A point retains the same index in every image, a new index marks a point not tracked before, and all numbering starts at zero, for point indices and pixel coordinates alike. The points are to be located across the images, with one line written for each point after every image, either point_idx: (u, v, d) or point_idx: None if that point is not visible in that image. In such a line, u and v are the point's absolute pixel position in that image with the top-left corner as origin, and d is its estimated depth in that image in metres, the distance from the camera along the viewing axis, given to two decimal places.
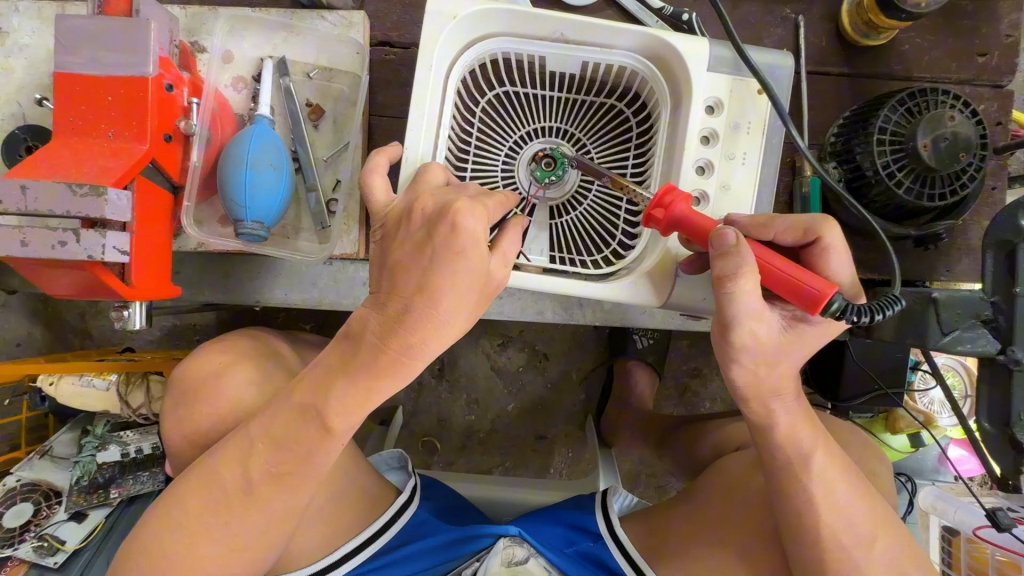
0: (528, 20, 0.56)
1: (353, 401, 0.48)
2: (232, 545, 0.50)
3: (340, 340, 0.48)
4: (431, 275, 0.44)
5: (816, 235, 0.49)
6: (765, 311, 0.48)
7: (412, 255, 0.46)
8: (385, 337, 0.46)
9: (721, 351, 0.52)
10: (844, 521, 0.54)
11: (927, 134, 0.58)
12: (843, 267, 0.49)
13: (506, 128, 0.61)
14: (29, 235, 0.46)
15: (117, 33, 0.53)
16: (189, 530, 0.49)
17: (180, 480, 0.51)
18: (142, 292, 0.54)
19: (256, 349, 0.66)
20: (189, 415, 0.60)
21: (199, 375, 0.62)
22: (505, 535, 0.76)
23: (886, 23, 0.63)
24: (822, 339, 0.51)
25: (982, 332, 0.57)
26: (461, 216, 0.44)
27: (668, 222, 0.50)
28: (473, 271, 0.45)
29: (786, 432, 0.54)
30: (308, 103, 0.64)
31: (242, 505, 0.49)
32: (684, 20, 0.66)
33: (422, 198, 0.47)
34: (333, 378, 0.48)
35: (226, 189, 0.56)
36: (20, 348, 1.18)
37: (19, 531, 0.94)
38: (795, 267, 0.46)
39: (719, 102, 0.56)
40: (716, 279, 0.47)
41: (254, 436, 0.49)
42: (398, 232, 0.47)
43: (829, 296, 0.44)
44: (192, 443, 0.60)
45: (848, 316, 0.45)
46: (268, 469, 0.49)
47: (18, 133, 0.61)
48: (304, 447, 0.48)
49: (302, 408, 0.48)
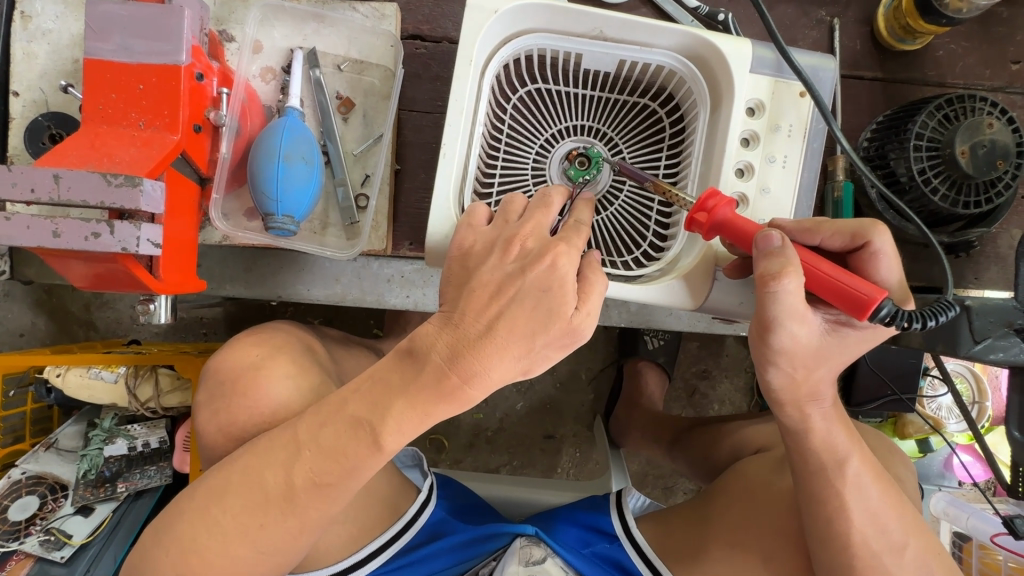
0: (567, 15, 0.55)
1: (409, 420, 0.46)
2: (265, 546, 0.48)
3: (401, 360, 0.47)
4: (522, 313, 0.44)
5: (864, 240, 0.49)
6: (809, 315, 0.48)
7: (501, 281, 0.45)
8: (452, 363, 0.45)
9: (760, 354, 0.52)
10: (877, 526, 0.53)
11: (965, 141, 0.58)
12: (891, 272, 0.50)
13: (538, 125, 0.60)
14: (61, 225, 0.44)
15: (152, 20, 0.51)
16: (231, 526, 0.47)
17: (223, 470, 0.49)
18: (169, 287, 0.53)
19: (292, 344, 0.64)
20: (226, 407, 0.59)
21: (237, 367, 0.60)
22: (522, 535, 0.76)
23: (924, 28, 0.62)
24: (862, 344, 0.51)
25: (1015, 341, 0.58)
26: (561, 259, 0.45)
27: (711, 226, 0.50)
28: (556, 305, 0.45)
29: (821, 435, 0.54)
30: (338, 95, 0.63)
31: (274, 509, 0.47)
32: (719, 20, 0.65)
33: (521, 231, 0.47)
34: (392, 400, 0.46)
35: (258, 181, 0.55)
36: (23, 339, 1.16)
37: (24, 525, 0.93)
38: (842, 272, 0.45)
39: (759, 104, 0.56)
40: (758, 278, 0.46)
41: (296, 434, 0.48)
42: (488, 263, 0.46)
43: (878, 301, 0.43)
44: (218, 436, 0.59)
45: (897, 323, 0.44)
46: (307, 469, 0.47)
47: (41, 120, 0.60)
48: (342, 447, 0.47)
49: (356, 424, 0.47)
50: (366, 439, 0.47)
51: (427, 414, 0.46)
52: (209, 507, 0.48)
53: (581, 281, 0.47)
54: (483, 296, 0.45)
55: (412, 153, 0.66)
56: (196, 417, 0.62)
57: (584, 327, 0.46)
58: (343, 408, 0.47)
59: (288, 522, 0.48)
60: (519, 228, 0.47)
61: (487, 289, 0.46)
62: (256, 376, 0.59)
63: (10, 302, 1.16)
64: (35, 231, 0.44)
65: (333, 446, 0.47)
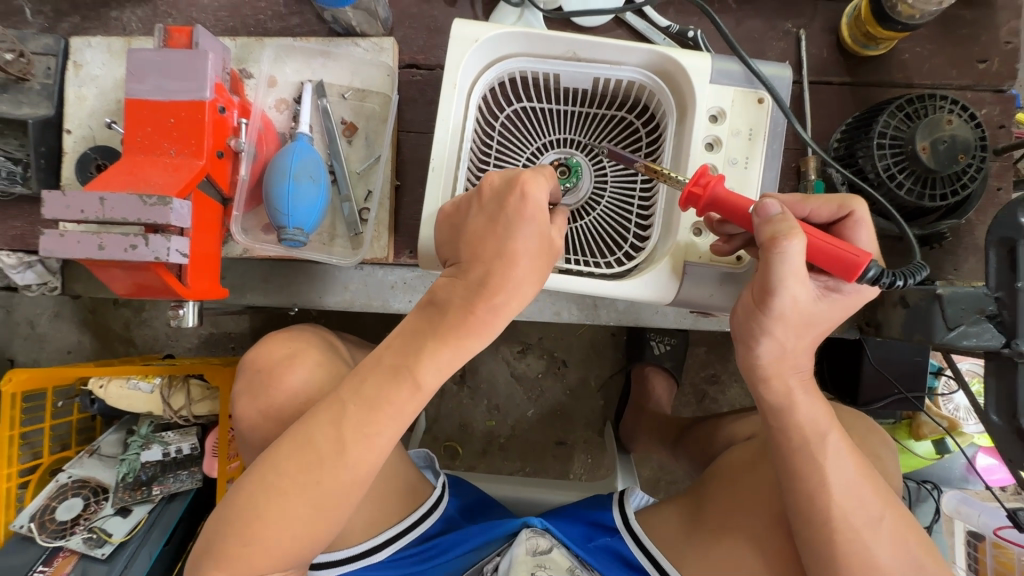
0: (541, 42, 0.61)
1: (441, 354, 0.54)
2: (317, 498, 0.53)
3: (423, 309, 0.56)
4: (510, 242, 0.51)
5: (849, 210, 0.53)
6: (807, 278, 0.51)
7: (486, 224, 0.52)
8: (471, 300, 0.53)
9: (757, 322, 0.54)
10: (855, 499, 0.55)
11: (925, 137, 0.61)
12: (870, 241, 0.54)
13: (524, 141, 0.67)
14: (105, 240, 0.52)
15: (179, 63, 0.59)
16: (287, 484, 0.53)
17: (276, 444, 0.55)
18: (197, 293, 0.61)
19: (320, 339, 0.74)
20: (265, 390, 0.67)
21: (273, 358, 0.69)
22: (528, 526, 0.78)
23: (883, 34, 0.66)
24: (847, 312, 0.54)
25: (987, 326, 0.60)
26: (527, 186, 0.51)
27: (708, 201, 0.53)
28: (540, 231, 0.52)
29: (802, 414, 0.57)
30: (343, 121, 0.70)
31: (330, 461, 0.53)
32: (689, 37, 0.70)
33: (486, 177, 0.53)
34: (421, 342, 0.54)
35: (271, 199, 0.62)
36: (72, 355, 1.28)
37: (70, 524, 1.02)
38: (837, 239, 0.49)
39: (722, 111, 0.60)
40: (767, 241, 0.49)
41: (340, 391, 0.55)
42: (472, 213, 0.53)
43: (866, 263, 0.47)
44: (259, 418, 0.67)
45: (884, 283, 0.48)
46: (353, 419, 0.53)
47: (89, 153, 0.69)
48: (388, 396, 0.54)
49: (394, 370, 0.54)
50: (406, 380, 0.54)
51: (457, 347, 0.54)
52: (269, 475, 0.53)
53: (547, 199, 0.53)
54: (477, 240, 0.53)
55: (410, 170, 0.72)
56: (235, 408, 0.69)
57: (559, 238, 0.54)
58: (379, 362, 0.55)
59: (345, 469, 0.53)
60: (483, 177, 0.53)
61: (478, 233, 0.53)
62: (292, 363, 0.68)
63: (63, 321, 1.28)
64: (84, 244, 0.52)
65: (374, 394, 0.54)
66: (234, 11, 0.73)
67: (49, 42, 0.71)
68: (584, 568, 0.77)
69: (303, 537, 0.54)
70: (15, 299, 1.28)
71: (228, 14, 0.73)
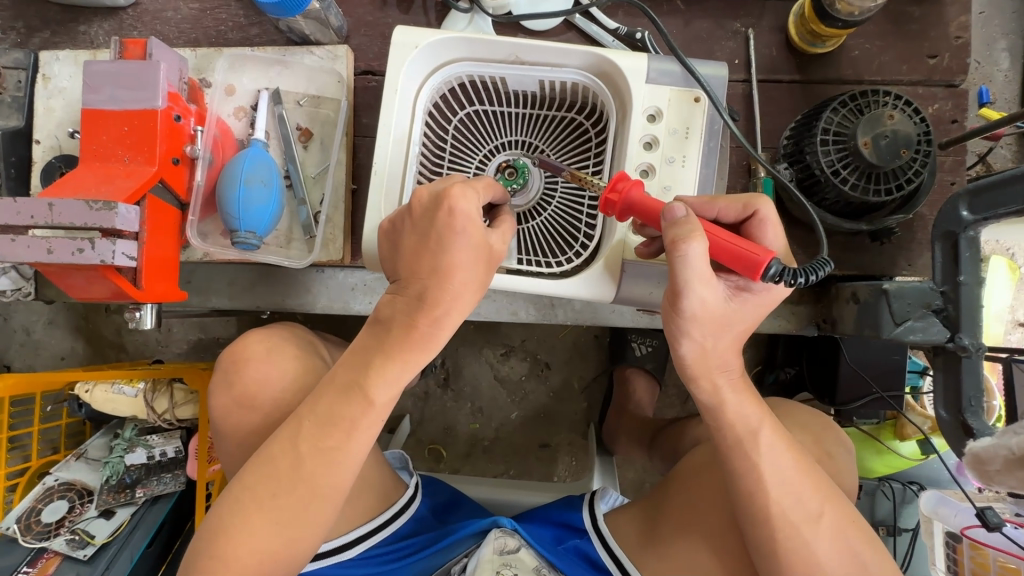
0: (482, 46, 0.62)
1: (391, 368, 0.54)
2: (279, 516, 0.54)
3: (371, 327, 0.56)
4: (445, 256, 0.51)
5: (753, 210, 0.55)
6: (713, 278, 0.52)
7: (420, 239, 0.52)
8: (414, 314, 0.53)
9: (674, 324, 0.55)
10: (793, 495, 0.56)
11: (867, 132, 0.61)
12: (777, 238, 0.55)
13: (474, 143, 0.68)
14: (53, 244, 0.54)
15: (132, 73, 0.62)
16: (252, 508, 0.53)
17: (242, 473, 0.55)
18: (151, 295, 0.62)
19: (298, 339, 0.74)
20: (239, 379, 0.68)
21: (248, 353, 0.69)
22: (497, 526, 0.76)
23: (826, 31, 0.66)
24: (761, 309, 0.56)
25: (931, 320, 0.59)
26: (456, 200, 0.50)
27: (624, 206, 0.55)
28: (475, 242, 0.51)
29: (733, 407, 0.58)
30: (299, 127, 0.72)
31: (291, 481, 0.53)
32: (637, 39, 0.71)
33: (417, 192, 0.53)
34: (370, 356, 0.54)
35: (224, 203, 0.64)
36: (64, 362, 1.31)
37: (54, 526, 1.03)
38: (738, 238, 0.50)
39: (660, 111, 0.61)
40: (670, 243, 0.50)
41: (297, 411, 0.56)
42: (408, 229, 0.53)
43: (767, 261, 0.49)
44: (234, 407, 0.68)
45: (786, 279, 0.49)
46: (309, 435, 0.54)
47: (54, 162, 0.71)
48: (343, 414, 0.54)
49: (347, 388, 0.54)
50: (359, 395, 0.54)
51: (405, 362, 0.54)
52: (235, 502, 0.54)
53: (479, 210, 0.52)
54: (415, 255, 0.52)
55: (366, 174, 0.74)
56: (211, 404, 0.70)
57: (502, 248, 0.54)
58: (333, 379, 0.56)
59: (306, 486, 0.54)
60: (414, 193, 0.53)
61: (416, 248, 0.52)
62: (270, 357, 0.69)
63: (55, 328, 1.31)
64: (33, 249, 0.54)
65: (328, 411, 0.54)
66: (197, 23, 0.76)
67: (19, 56, 0.73)
68: (552, 570, 0.75)
69: (267, 559, 0.53)
70: (10, 307, 1.31)
71: (190, 26, 0.76)
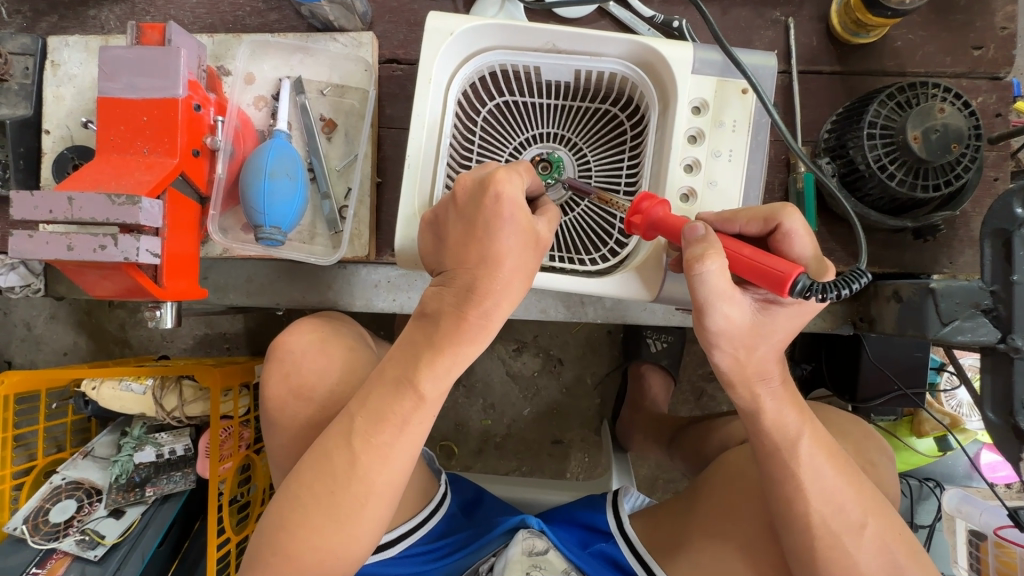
0: (519, 34, 0.59)
1: (440, 363, 0.51)
2: (333, 512, 0.52)
3: (416, 324, 0.53)
4: (493, 244, 0.49)
5: (776, 222, 0.52)
6: (736, 294, 0.50)
7: (465, 229, 0.50)
8: (462, 305, 0.50)
9: (703, 336, 0.54)
10: (833, 507, 0.54)
11: (917, 126, 0.59)
12: (806, 247, 0.52)
13: (506, 135, 0.65)
14: (74, 240, 0.52)
15: (153, 60, 0.58)
16: (310, 501, 0.53)
17: (297, 467, 0.54)
18: (172, 293, 0.59)
19: (345, 329, 0.72)
20: (296, 369, 0.67)
21: (297, 346, 0.68)
22: (524, 527, 0.73)
23: (872, 21, 0.64)
24: (798, 318, 0.54)
25: (981, 321, 0.57)
26: (504, 187, 0.48)
27: (647, 226, 0.53)
28: (524, 230, 0.50)
29: (773, 415, 0.56)
30: (322, 117, 0.69)
31: (345, 476, 0.52)
32: (674, 27, 0.68)
33: (458, 181, 0.51)
34: (419, 353, 0.52)
35: (246, 199, 0.61)
36: (67, 357, 1.28)
37: (63, 526, 0.99)
38: (760, 253, 0.48)
39: (704, 103, 0.59)
40: (686, 262, 0.48)
41: (351, 405, 0.54)
42: (452, 220, 0.51)
43: (793, 276, 0.46)
44: (291, 398, 0.66)
45: (814, 296, 0.46)
46: (360, 431, 0.52)
47: (66, 153, 0.68)
48: (398, 412, 0.52)
49: (395, 383, 0.52)
50: (407, 392, 0.52)
51: (454, 357, 0.51)
52: (292, 496, 0.53)
53: (523, 197, 0.50)
54: (461, 245, 0.50)
55: (392, 167, 0.71)
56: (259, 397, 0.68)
57: (550, 234, 0.52)
58: (384, 373, 0.54)
59: (357, 483, 0.52)
60: (456, 180, 0.51)
61: (461, 239, 0.50)
62: (324, 348, 0.68)
63: (57, 323, 1.28)
64: (53, 245, 0.51)
65: (378, 407, 0.52)
66: (213, 7, 0.73)
67: (26, 41, 0.70)
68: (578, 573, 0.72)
69: (324, 557, 0.53)
70: (11, 302, 1.28)
71: (206, 11, 0.73)
